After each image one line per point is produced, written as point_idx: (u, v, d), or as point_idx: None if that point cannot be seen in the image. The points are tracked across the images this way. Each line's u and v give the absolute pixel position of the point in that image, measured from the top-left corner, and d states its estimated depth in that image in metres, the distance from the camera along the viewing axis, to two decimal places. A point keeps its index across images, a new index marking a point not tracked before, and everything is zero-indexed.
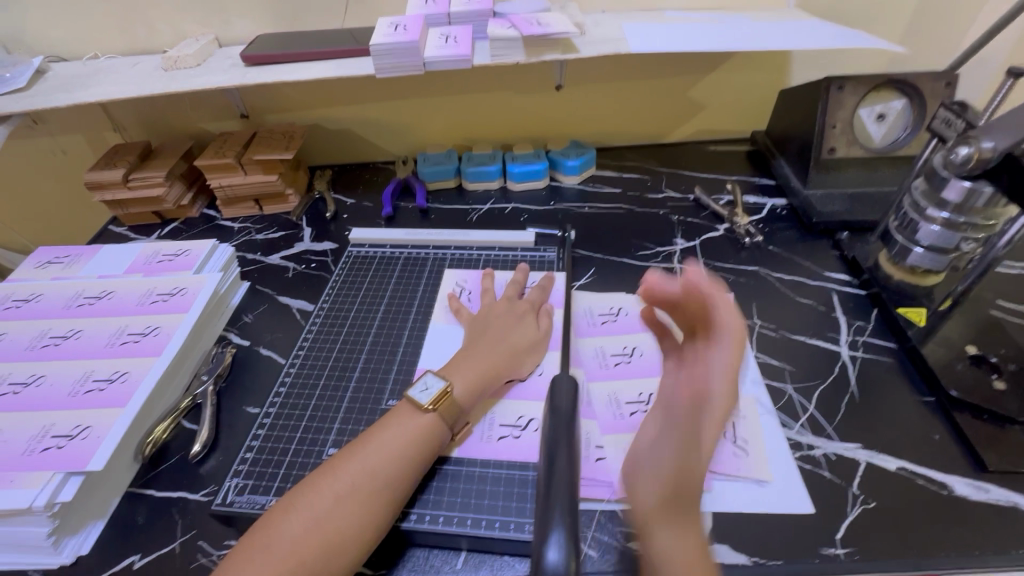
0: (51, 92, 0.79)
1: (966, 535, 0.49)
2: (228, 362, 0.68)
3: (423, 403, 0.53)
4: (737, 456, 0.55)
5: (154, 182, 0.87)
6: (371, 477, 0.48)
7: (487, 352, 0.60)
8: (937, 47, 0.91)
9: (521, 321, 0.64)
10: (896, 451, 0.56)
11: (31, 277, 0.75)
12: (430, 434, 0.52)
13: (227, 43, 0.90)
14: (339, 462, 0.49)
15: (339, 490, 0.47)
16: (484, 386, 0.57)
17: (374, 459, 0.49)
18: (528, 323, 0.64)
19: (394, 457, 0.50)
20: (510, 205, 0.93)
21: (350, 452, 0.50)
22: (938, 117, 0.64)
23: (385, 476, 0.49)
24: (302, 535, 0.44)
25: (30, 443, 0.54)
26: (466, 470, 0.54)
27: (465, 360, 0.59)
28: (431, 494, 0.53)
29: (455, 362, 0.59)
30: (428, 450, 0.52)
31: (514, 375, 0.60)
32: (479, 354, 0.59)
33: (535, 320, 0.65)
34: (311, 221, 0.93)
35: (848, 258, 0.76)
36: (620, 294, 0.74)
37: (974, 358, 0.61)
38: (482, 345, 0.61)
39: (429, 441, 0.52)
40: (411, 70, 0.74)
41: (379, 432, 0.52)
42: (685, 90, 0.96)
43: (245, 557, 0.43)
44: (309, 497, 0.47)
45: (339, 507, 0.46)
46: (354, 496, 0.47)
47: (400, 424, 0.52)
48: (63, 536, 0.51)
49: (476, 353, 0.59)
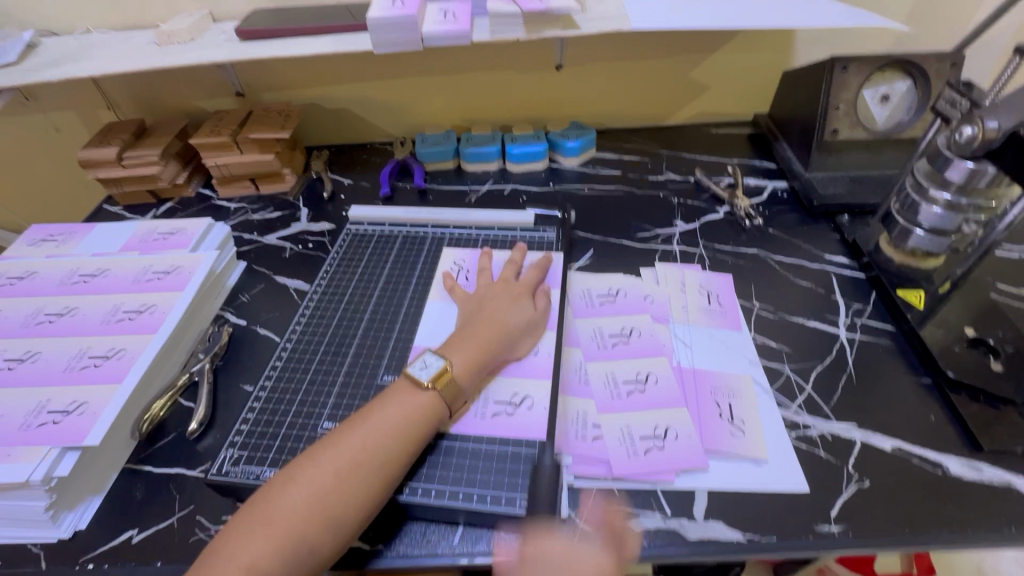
0: (41, 67, 0.77)
1: (958, 513, 0.49)
2: (224, 341, 0.68)
3: (422, 381, 0.53)
4: (734, 435, 0.55)
5: (148, 160, 0.86)
6: (372, 455, 0.48)
7: (482, 329, 0.59)
8: (944, 28, 0.90)
9: (516, 300, 0.64)
10: (892, 431, 0.56)
11: (25, 255, 0.74)
12: (429, 411, 0.52)
13: (221, 18, 0.88)
14: (340, 437, 0.49)
15: (340, 466, 0.47)
16: (480, 363, 0.57)
17: (375, 436, 0.49)
18: (523, 303, 0.63)
19: (394, 433, 0.50)
20: (510, 186, 0.92)
21: (350, 427, 0.50)
22: (943, 96, 0.63)
23: (385, 452, 0.49)
24: (300, 510, 0.44)
25: (26, 418, 0.54)
26: (460, 445, 0.54)
27: (462, 338, 0.58)
28: (425, 468, 0.53)
29: (451, 340, 0.59)
30: (428, 426, 0.52)
31: (510, 354, 0.60)
32: (474, 331, 0.59)
33: (530, 301, 0.64)
34: (308, 201, 0.92)
35: (848, 241, 0.76)
36: (620, 275, 0.73)
37: (972, 340, 0.61)
38: (476, 322, 0.60)
39: (427, 418, 0.52)
40: (409, 45, 0.73)
41: (381, 408, 0.52)
42: (687, 71, 0.95)
43: (245, 531, 0.43)
44: (308, 472, 0.46)
45: (339, 483, 0.46)
46: (355, 473, 0.47)
47: (400, 402, 0.52)
48: (61, 510, 0.52)
49: (472, 330, 0.59)
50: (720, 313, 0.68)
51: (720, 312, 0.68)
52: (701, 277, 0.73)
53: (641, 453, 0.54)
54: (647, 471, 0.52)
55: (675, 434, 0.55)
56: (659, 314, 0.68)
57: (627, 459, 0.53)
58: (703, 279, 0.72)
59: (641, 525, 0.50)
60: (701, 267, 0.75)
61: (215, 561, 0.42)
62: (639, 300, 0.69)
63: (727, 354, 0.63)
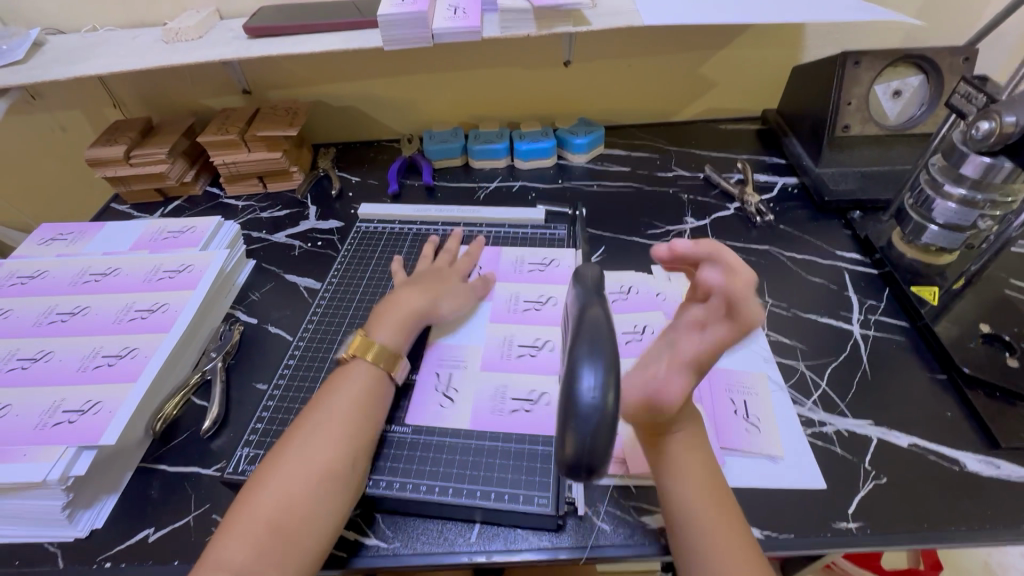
0: (50, 65, 0.77)
1: (976, 509, 0.49)
2: (236, 340, 0.68)
3: (342, 355, 0.56)
4: (750, 432, 0.55)
5: (156, 159, 0.86)
6: (324, 437, 0.49)
7: (407, 297, 0.62)
8: (954, 22, 0.89)
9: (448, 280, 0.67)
10: (908, 428, 0.56)
11: (35, 254, 0.74)
12: (367, 381, 0.54)
13: (228, 15, 0.87)
14: (295, 430, 0.50)
15: (297, 455, 0.47)
16: (408, 327, 0.60)
17: (324, 420, 0.50)
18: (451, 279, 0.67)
19: (343, 417, 0.51)
20: (518, 183, 0.92)
21: (302, 419, 0.51)
22: (958, 91, 0.63)
23: (336, 431, 0.49)
24: (269, 503, 0.45)
25: (41, 417, 0.54)
26: (461, 442, 0.54)
27: (387, 310, 0.61)
28: (388, 460, 0.53)
29: (378, 313, 0.61)
30: (375, 400, 0.53)
31: (434, 314, 0.63)
32: (398, 299, 0.62)
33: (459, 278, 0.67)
34: (316, 199, 0.92)
35: (860, 237, 0.76)
36: (631, 271, 0.73)
37: (987, 336, 0.61)
38: (405, 291, 0.63)
39: (372, 389, 0.54)
40: (419, 42, 0.72)
41: (326, 393, 0.53)
42: (696, 67, 0.94)
43: (221, 537, 0.43)
44: (273, 466, 0.47)
45: (300, 471, 0.46)
46: (312, 458, 0.47)
47: (344, 384, 0.53)
48: (78, 510, 0.52)
49: (397, 299, 0.62)
50: None
51: None
52: None
53: None
54: None
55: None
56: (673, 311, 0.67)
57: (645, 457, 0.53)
58: None
59: (658, 523, 0.50)
60: None
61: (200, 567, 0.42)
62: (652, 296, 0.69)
63: (743, 351, 0.63)
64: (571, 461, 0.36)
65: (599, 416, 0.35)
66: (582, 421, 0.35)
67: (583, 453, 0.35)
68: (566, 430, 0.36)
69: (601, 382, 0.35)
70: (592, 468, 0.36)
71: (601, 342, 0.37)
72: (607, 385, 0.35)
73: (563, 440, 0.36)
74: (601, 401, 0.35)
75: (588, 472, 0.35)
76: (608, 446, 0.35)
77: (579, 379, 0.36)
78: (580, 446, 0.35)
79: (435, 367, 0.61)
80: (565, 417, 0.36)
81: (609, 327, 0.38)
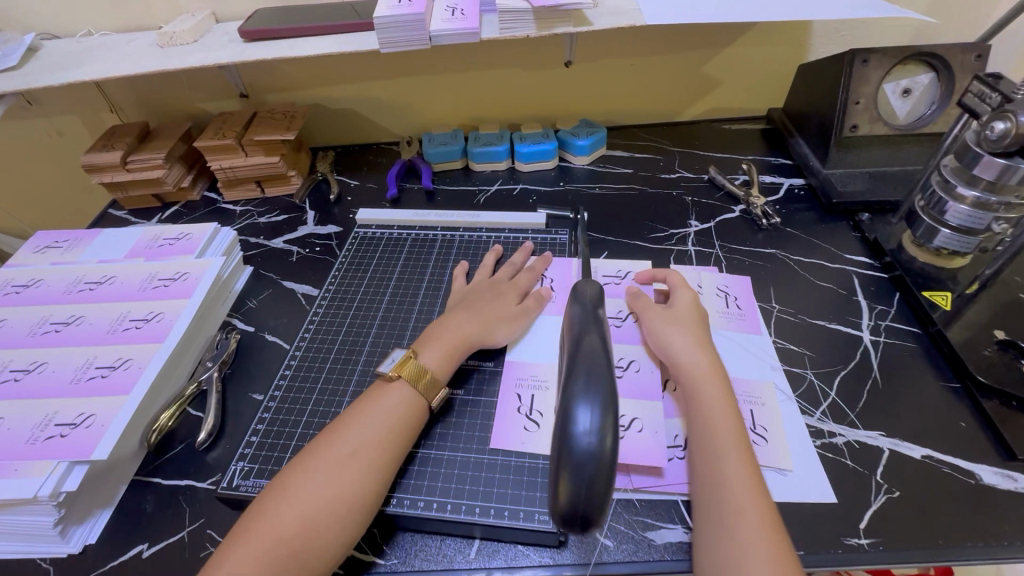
0: (44, 71, 0.76)
1: (993, 525, 0.48)
2: (232, 349, 0.67)
3: (386, 372, 0.54)
4: (756, 444, 0.54)
5: (152, 164, 0.85)
6: (349, 455, 0.47)
7: (458, 321, 0.60)
8: (965, 18, 0.87)
9: (500, 295, 0.64)
10: (921, 439, 0.54)
11: (30, 262, 0.73)
12: (401, 401, 0.52)
13: (225, 18, 0.86)
14: (317, 444, 0.49)
15: (317, 468, 0.46)
16: (455, 353, 0.57)
17: (350, 436, 0.49)
18: (506, 299, 0.64)
19: (370, 434, 0.49)
20: (519, 186, 0.90)
21: (329, 433, 0.50)
22: (971, 90, 0.61)
23: (365, 452, 0.48)
24: (282, 515, 0.44)
25: (33, 431, 0.53)
26: (453, 456, 0.53)
27: (436, 332, 0.59)
28: (414, 478, 0.52)
29: (426, 334, 0.59)
30: (406, 422, 0.51)
31: (488, 340, 0.60)
32: (448, 322, 0.60)
33: (515, 297, 0.64)
34: (314, 204, 0.91)
35: (869, 240, 0.74)
36: (633, 259, 0.74)
37: (1002, 343, 0.59)
38: (454, 315, 0.61)
39: (405, 409, 0.52)
40: (417, 44, 0.71)
41: (355, 411, 0.51)
42: (699, 66, 0.93)
43: (231, 550, 0.42)
44: (289, 477, 0.46)
45: (317, 485, 0.45)
46: (330, 473, 0.46)
47: (375, 402, 0.52)
48: (70, 525, 0.51)
49: (448, 322, 0.60)
50: (739, 317, 0.66)
51: (739, 315, 0.66)
52: (718, 279, 0.71)
53: (658, 467, 0.52)
54: (667, 483, 0.51)
55: (641, 426, 0.54)
56: None
57: (648, 471, 0.52)
58: (721, 281, 0.70)
59: (663, 539, 0.48)
60: (717, 269, 0.73)
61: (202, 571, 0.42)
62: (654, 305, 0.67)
63: (749, 359, 0.61)
64: (565, 511, 0.38)
65: (595, 464, 0.38)
66: (578, 466, 0.38)
67: (578, 504, 0.37)
68: (560, 476, 0.38)
69: (597, 427, 0.39)
70: (586, 519, 0.38)
71: (597, 376, 0.42)
72: (603, 429, 0.39)
73: (556, 489, 0.38)
74: (597, 446, 0.38)
75: (582, 522, 0.37)
76: (603, 497, 0.38)
77: (576, 420, 0.39)
78: (574, 497, 0.37)
79: (516, 387, 0.59)
80: (561, 461, 0.39)
81: (605, 360, 0.44)
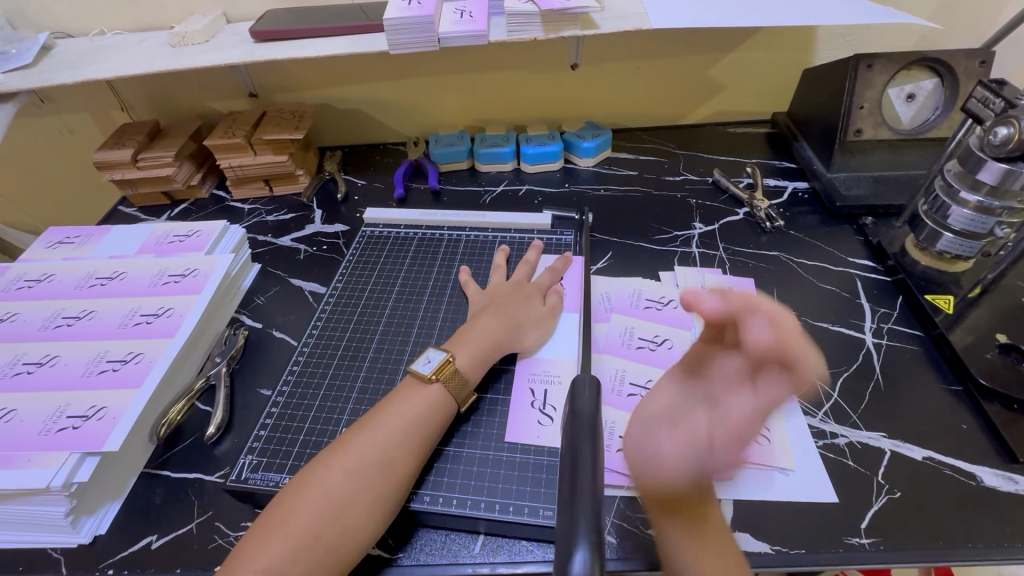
0: (59, 69, 0.77)
1: (994, 526, 0.48)
2: (240, 345, 0.67)
3: (426, 374, 0.54)
4: (759, 444, 0.54)
5: (163, 161, 0.86)
6: (378, 452, 0.48)
7: (490, 324, 0.60)
8: (968, 24, 0.88)
9: (529, 302, 0.65)
10: (923, 440, 0.55)
11: (43, 257, 0.75)
12: (436, 404, 0.53)
13: (235, 19, 0.87)
14: (347, 441, 0.49)
15: (349, 465, 0.47)
16: (488, 358, 0.58)
17: (382, 435, 0.49)
18: (533, 303, 0.65)
19: (399, 429, 0.50)
20: (524, 187, 0.91)
21: (360, 427, 0.50)
22: (974, 96, 0.62)
23: (393, 449, 0.49)
24: (315, 510, 0.44)
25: (46, 423, 0.54)
26: (466, 452, 0.54)
27: (468, 336, 0.59)
28: (432, 475, 0.52)
29: (460, 337, 0.59)
30: (436, 423, 0.52)
31: (518, 348, 0.61)
32: (482, 325, 0.60)
33: (540, 300, 0.65)
34: (321, 203, 0.92)
35: (873, 243, 0.75)
36: (637, 279, 0.72)
37: (1004, 346, 0.59)
38: (485, 319, 0.61)
39: (437, 410, 0.52)
40: (425, 46, 0.72)
41: (384, 407, 0.52)
42: (705, 69, 0.93)
43: (260, 536, 0.43)
44: (321, 472, 0.47)
45: (349, 482, 0.46)
46: (362, 471, 0.47)
47: (406, 400, 0.52)
48: (81, 516, 0.51)
49: (482, 325, 0.60)
50: None
51: None
52: (721, 280, 0.72)
53: None
54: None
55: None
56: (680, 318, 0.67)
57: None
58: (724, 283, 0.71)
59: None
60: (721, 270, 0.73)
61: (236, 563, 0.42)
62: (661, 306, 0.68)
63: None
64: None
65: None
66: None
67: None
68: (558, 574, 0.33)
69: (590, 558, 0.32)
70: None
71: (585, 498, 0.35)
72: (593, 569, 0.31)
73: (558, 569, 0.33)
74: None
75: None
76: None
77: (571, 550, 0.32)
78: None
79: (529, 381, 0.59)
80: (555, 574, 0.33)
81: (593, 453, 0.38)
